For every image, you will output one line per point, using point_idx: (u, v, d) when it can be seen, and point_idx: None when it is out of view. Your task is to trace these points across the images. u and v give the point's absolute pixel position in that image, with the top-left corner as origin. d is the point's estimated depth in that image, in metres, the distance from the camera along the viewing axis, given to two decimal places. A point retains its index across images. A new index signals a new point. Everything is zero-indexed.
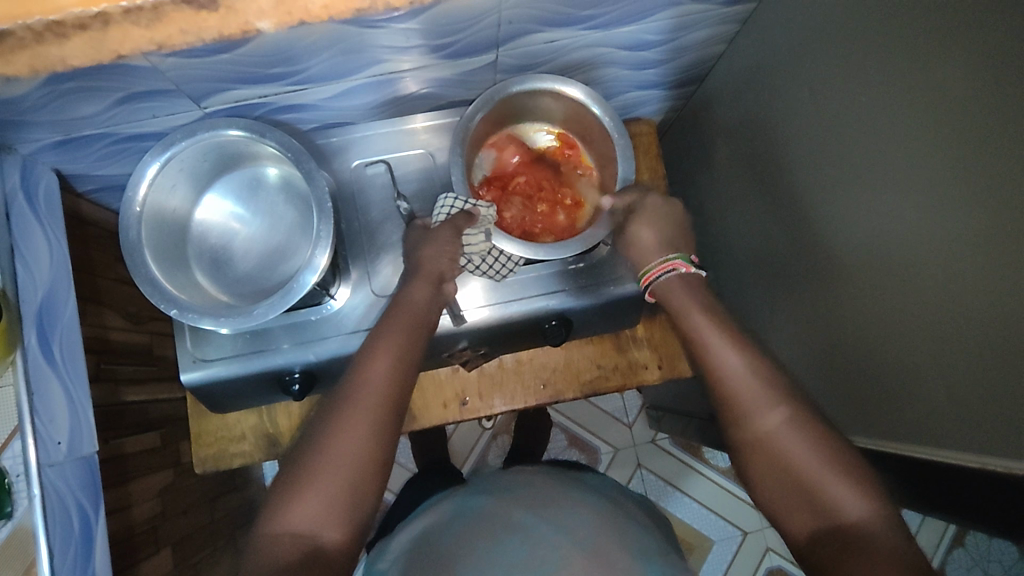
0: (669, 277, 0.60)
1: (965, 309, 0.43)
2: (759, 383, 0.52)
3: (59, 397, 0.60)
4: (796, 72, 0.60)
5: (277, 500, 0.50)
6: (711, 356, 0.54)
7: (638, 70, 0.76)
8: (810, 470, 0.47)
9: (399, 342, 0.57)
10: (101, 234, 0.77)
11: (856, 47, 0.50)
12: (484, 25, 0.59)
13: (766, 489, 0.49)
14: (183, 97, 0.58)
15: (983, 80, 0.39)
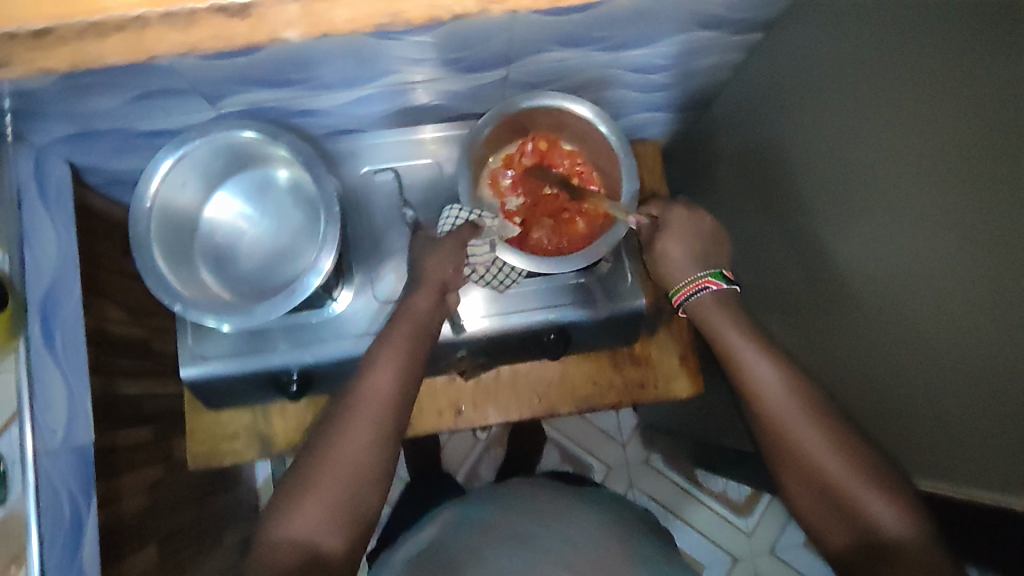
0: (702, 295, 0.60)
1: (959, 341, 0.43)
2: (786, 393, 0.53)
3: (58, 386, 0.61)
4: (799, 103, 0.61)
5: (280, 507, 0.51)
6: (744, 366, 0.55)
7: (646, 93, 0.78)
8: (842, 481, 0.49)
9: (403, 347, 0.58)
10: (107, 227, 0.78)
11: (858, 82, 0.52)
12: (496, 42, 0.60)
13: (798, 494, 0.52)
14: (198, 97, 0.60)
15: (979, 119, 0.40)
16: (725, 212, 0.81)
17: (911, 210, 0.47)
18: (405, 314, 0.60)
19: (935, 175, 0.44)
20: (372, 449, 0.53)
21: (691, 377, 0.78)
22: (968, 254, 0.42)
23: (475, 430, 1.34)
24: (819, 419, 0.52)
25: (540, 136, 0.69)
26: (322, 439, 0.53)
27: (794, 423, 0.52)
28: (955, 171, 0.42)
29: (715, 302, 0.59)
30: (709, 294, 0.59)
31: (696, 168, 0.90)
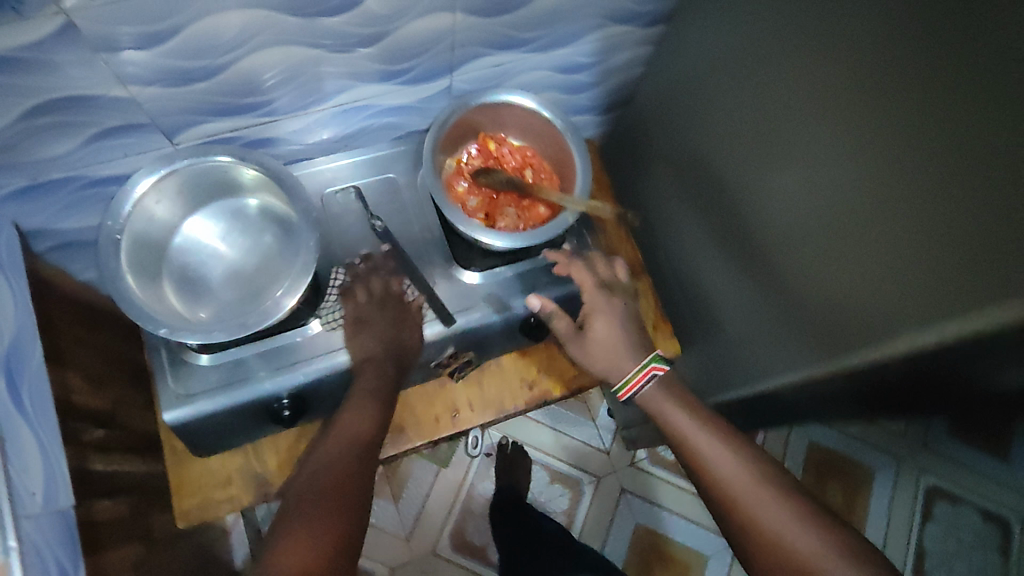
0: (652, 387, 0.65)
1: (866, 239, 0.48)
2: (745, 473, 0.58)
3: (32, 447, 0.56)
4: (704, 64, 0.66)
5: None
6: (704, 454, 0.60)
7: (572, 93, 0.85)
8: (811, 557, 0.51)
9: (370, 418, 0.62)
10: (60, 295, 0.75)
11: (749, 27, 0.58)
12: (438, 50, 0.65)
13: (767, 572, 0.53)
14: (156, 132, 0.61)
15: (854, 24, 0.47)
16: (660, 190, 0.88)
17: (802, 133, 0.53)
18: (347, 423, 0.61)
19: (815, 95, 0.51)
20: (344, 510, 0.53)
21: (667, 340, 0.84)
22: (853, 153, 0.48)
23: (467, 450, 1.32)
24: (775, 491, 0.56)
25: (489, 137, 0.73)
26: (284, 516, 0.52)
27: (751, 488, 0.56)
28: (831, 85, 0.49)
29: (665, 392, 0.65)
30: (656, 385, 0.65)
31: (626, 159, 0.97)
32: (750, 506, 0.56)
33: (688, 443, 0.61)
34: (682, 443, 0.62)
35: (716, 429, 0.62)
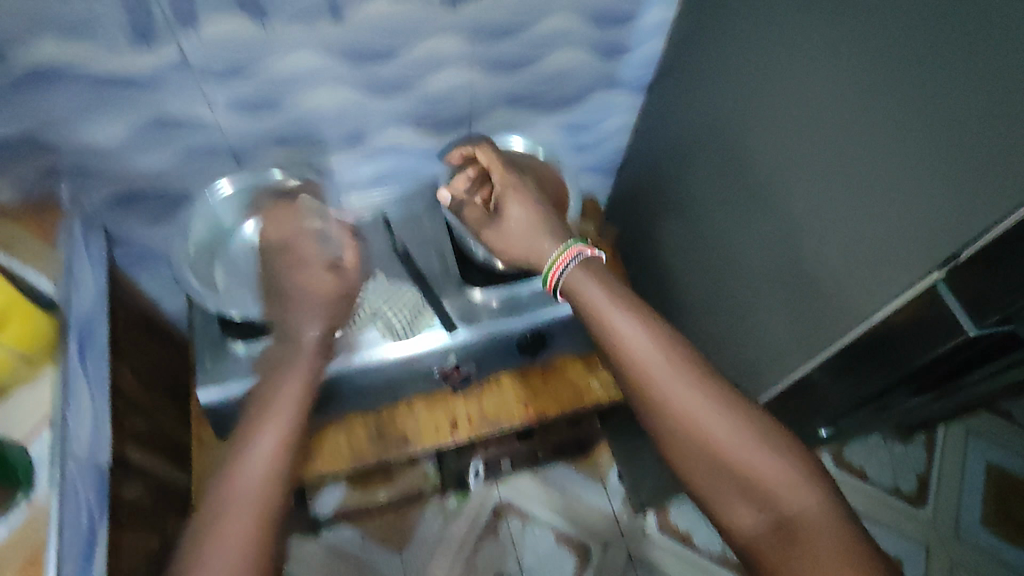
0: (572, 271, 0.65)
1: (864, 218, 0.51)
2: (658, 350, 0.59)
3: (87, 406, 0.65)
4: (715, 91, 0.70)
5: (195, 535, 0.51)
6: (656, 390, 0.58)
7: (577, 154, 0.98)
8: (728, 435, 0.56)
9: (304, 372, 0.61)
10: (129, 300, 0.87)
11: (719, 72, 0.69)
12: (456, 103, 0.79)
13: (706, 487, 0.57)
14: (228, 156, 0.75)
15: (788, 61, 0.57)
16: (654, 232, 0.94)
17: (778, 151, 0.60)
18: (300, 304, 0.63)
19: (789, 120, 0.58)
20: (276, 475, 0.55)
21: None
22: (827, 165, 0.54)
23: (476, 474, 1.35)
24: (674, 366, 0.58)
25: None
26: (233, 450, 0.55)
27: (671, 392, 0.58)
28: (793, 103, 0.57)
29: (584, 270, 0.65)
30: (578, 268, 0.65)
31: (624, 216, 1.05)
32: (668, 396, 0.58)
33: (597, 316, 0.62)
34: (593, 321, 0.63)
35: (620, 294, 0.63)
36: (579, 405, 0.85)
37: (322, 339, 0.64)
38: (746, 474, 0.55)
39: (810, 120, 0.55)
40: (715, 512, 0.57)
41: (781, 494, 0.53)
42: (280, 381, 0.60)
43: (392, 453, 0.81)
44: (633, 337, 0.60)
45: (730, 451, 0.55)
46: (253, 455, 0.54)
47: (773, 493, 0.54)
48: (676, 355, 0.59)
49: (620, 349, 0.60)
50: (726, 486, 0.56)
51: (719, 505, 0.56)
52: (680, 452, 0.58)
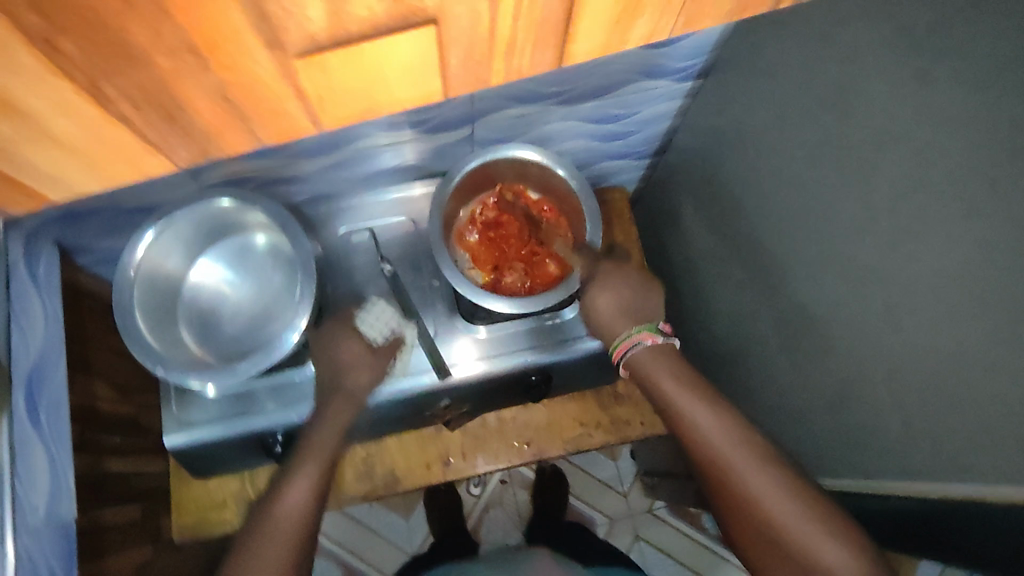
0: (638, 351, 0.62)
1: (991, 356, 0.39)
2: (736, 440, 0.56)
3: (41, 461, 0.60)
4: (798, 118, 0.53)
5: None
6: (730, 474, 0.55)
7: (606, 142, 0.81)
8: (785, 520, 0.52)
9: (320, 467, 0.60)
10: (98, 306, 0.79)
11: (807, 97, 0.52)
12: (457, 102, 0.64)
13: (768, 565, 0.54)
14: (182, 170, 0.63)
15: (911, 123, 0.41)
16: (698, 248, 0.80)
17: None
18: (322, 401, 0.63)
19: (908, 201, 0.43)
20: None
21: None
22: (957, 281, 0.40)
23: (470, 487, 1.29)
24: (748, 450, 0.55)
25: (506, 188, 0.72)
26: (242, 548, 0.56)
27: (745, 480, 0.54)
28: (908, 182, 0.42)
29: (651, 353, 0.62)
30: (644, 348, 0.62)
31: (661, 213, 0.91)
32: (740, 476, 0.54)
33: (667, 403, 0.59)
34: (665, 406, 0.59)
35: (691, 384, 0.59)
36: (582, 447, 0.79)
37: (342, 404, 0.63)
38: (807, 556, 0.51)
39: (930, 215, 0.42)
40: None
41: (840, 573, 0.49)
42: (295, 477, 0.59)
43: (380, 491, 0.76)
44: (706, 419, 0.57)
45: (794, 531, 0.52)
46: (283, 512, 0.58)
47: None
48: (753, 441, 0.55)
49: (692, 434, 0.58)
50: (786, 562, 0.52)
51: None
52: (744, 532, 0.55)
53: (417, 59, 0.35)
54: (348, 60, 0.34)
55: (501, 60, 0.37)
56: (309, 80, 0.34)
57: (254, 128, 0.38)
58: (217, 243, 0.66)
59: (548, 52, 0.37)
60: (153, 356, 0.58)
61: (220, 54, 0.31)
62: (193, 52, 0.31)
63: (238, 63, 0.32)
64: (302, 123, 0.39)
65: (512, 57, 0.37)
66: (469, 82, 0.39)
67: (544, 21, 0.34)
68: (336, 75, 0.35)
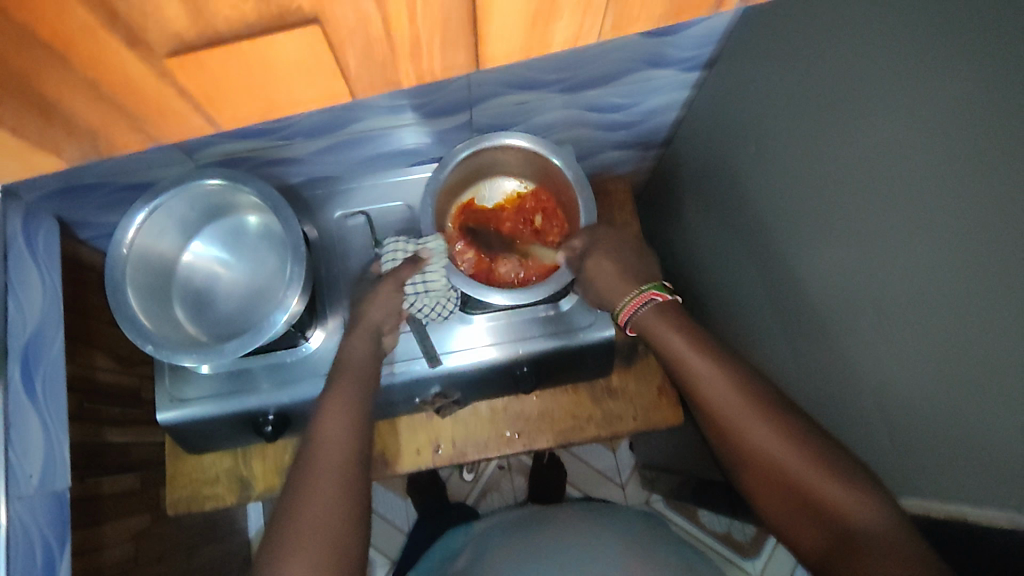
0: (645, 308, 0.60)
1: (990, 373, 0.38)
2: (734, 385, 0.53)
3: (36, 431, 0.61)
4: (809, 113, 0.52)
5: (272, 551, 0.50)
6: (720, 417, 0.53)
7: (610, 133, 0.80)
8: (791, 468, 0.49)
9: (348, 395, 0.59)
10: (98, 279, 0.80)
11: (817, 93, 0.50)
12: (454, 88, 0.63)
13: (770, 509, 0.51)
14: (177, 149, 0.63)
15: (926, 126, 0.39)
16: (702, 243, 0.79)
17: None
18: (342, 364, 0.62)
19: (914, 210, 0.41)
20: (344, 505, 0.52)
21: (670, 408, 0.78)
22: (965, 297, 0.39)
23: (465, 473, 1.29)
24: (741, 394, 0.53)
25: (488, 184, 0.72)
26: (297, 483, 0.53)
27: (741, 425, 0.52)
28: (919, 188, 0.41)
29: (655, 308, 0.60)
30: (653, 306, 0.60)
31: (666, 206, 0.89)
32: (745, 429, 0.51)
33: (671, 353, 0.57)
34: (669, 358, 0.57)
35: (694, 335, 0.57)
36: (574, 439, 0.78)
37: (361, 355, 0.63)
38: (811, 495, 0.48)
39: (929, 223, 0.40)
40: (789, 539, 0.50)
41: (856, 513, 0.45)
42: (327, 409, 0.58)
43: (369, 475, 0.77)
44: (710, 371, 0.54)
45: (805, 474, 0.48)
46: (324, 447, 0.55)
47: (848, 516, 0.46)
48: (758, 391, 0.53)
49: (697, 388, 0.55)
50: (801, 512, 0.49)
51: (785, 527, 0.50)
52: (754, 479, 0.51)
53: (305, 62, 0.35)
54: (231, 62, 0.34)
55: (403, 60, 0.37)
56: (192, 81, 0.35)
57: (146, 127, 0.38)
58: (210, 223, 0.67)
59: (452, 48, 0.37)
60: (141, 332, 0.58)
61: (88, 58, 0.31)
62: (52, 52, 0.30)
63: (118, 66, 0.32)
64: (195, 121, 0.39)
65: (411, 57, 0.37)
66: (374, 83, 0.39)
67: (435, 18, 0.34)
68: (222, 76, 0.35)
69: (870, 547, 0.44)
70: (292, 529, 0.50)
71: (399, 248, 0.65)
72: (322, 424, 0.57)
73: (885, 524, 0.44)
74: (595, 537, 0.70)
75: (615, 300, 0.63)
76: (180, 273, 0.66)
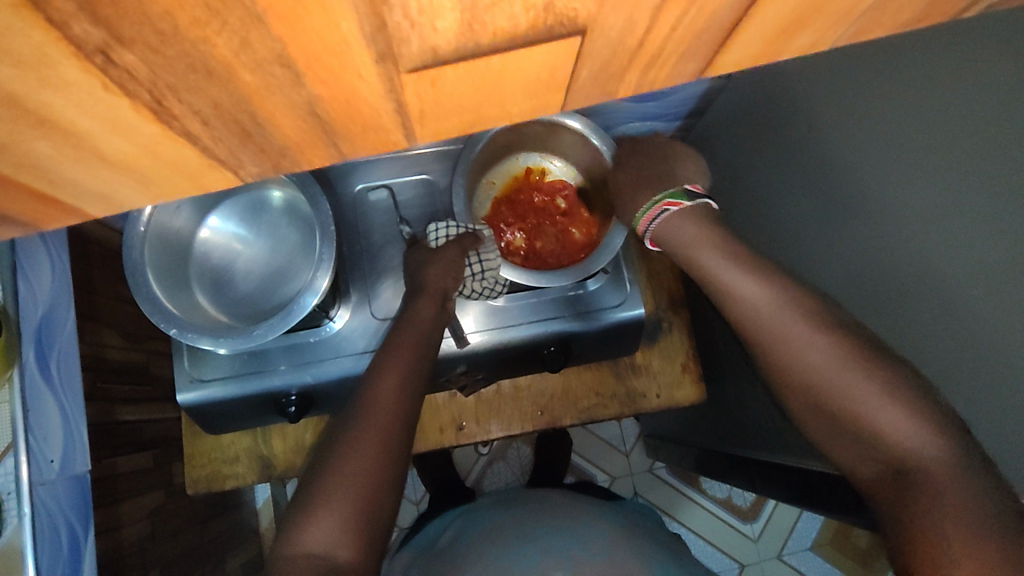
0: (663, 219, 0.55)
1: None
2: (779, 304, 0.48)
3: (54, 414, 0.59)
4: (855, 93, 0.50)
5: (297, 514, 0.48)
6: (770, 336, 0.48)
7: (639, 104, 0.77)
8: (844, 394, 0.44)
9: (409, 360, 0.56)
10: (104, 253, 0.77)
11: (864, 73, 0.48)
12: None
13: (817, 431, 0.46)
14: None
15: (981, 117, 0.39)
16: (727, 219, 0.78)
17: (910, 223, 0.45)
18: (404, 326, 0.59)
19: (960, 201, 0.41)
20: (385, 467, 0.50)
21: (693, 385, 0.78)
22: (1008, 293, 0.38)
23: (477, 446, 1.30)
24: (792, 311, 0.47)
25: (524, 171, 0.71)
26: (343, 433, 0.52)
27: (792, 345, 0.47)
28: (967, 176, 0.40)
29: (680, 218, 0.54)
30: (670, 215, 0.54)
31: None
32: (779, 345, 0.47)
33: (707, 272, 0.52)
34: (705, 276, 0.52)
35: (740, 254, 0.51)
36: (595, 417, 0.78)
37: (425, 318, 0.59)
38: (862, 424, 0.43)
39: (978, 218, 0.40)
40: (834, 462, 0.46)
41: (906, 441, 0.41)
42: (383, 371, 0.55)
43: None
44: (755, 291, 0.49)
45: (844, 395, 0.44)
46: (375, 406, 0.53)
47: (897, 445, 0.41)
48: (801, 304, 0.48)
49: (729, 301, 0.50)
50: (835, 432, 0.45)
51: (831, 448, 0.45)
52: (801, 404, 0.47)
53: (542, 77, 0.23)
54: (475, 88, 0.23)
55: (637, 71, 0.24)
56: (416, 98, 0.23)
57: (340, 144, 0.25)
58: (228, 198, 0.63)
59: (689, 60, 0.24)
60: (165, 316, 0.56)
61: (323, 70, 0.20)
62: (294, 75, 0.20)
63: (339, 73, 0.20)
64: (397, 138, 0.26)
65: (649, 67, 0.24)
66: (592, 95, 0.25)
67: (705, 30, 0.22)
68: (454, 93, 0.23)
69: (919, 484, 0.40)
70: (326, 486, 0.49)
71: (453, 226, 0.62)
72: (378, 383, 0.54)
73: (940, 455, 0.40)
74: (583, 530, 0.63)
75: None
76: (197, 252, 0.63)
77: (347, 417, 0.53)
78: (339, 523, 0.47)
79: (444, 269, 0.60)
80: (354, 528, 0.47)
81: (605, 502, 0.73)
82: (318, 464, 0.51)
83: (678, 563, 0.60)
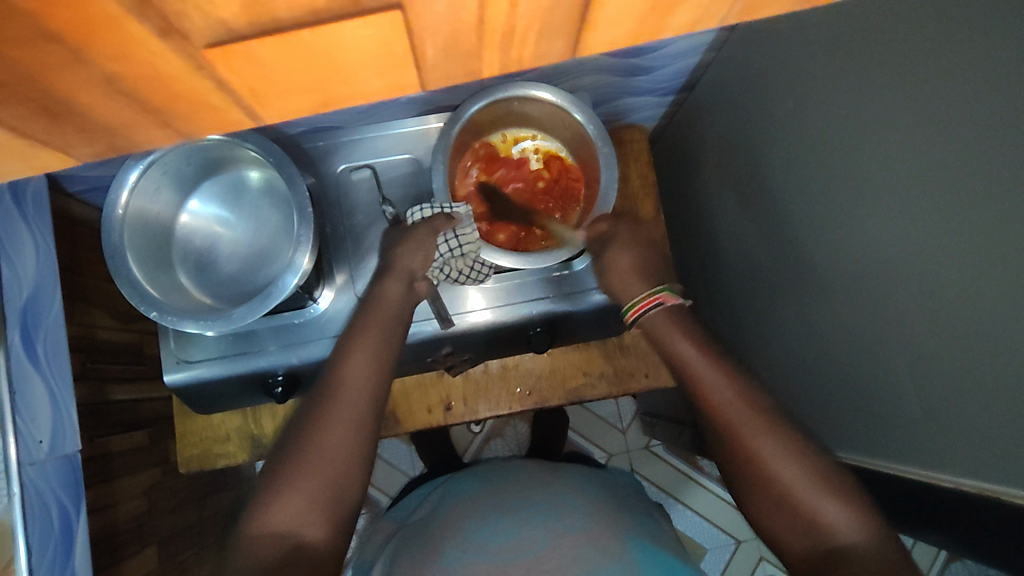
0: (656, 311, 0.58)
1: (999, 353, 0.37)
2: (744, 393, 0.51)
3: (42, 396, 0.60)
4: (840, 66, 0.48)
5: (260, 496, 0.49)
6: (730, 426, 0.50)
7: (628, 78, 0.75)
8: (792, 483, 0.46)
9: (376, 337, 0.56)
10: (90, 235, 0.77)
11: (850, 43, 0.46)
12: None
13: (757, 509, 0.48)
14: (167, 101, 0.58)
15: (957, 94, 0.37)
16: (715, 197, 0.76)
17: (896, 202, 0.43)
18: (369, 308, 0.59)
19: (938, 183, 0.39)
20: (353, 445, 0.51)
21: None
22: (982, 278, 0.37)
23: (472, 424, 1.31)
24: (755, 407, 0.50)
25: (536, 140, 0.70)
26: (309, 415, 0.52)
27: (747, 430, 0.49)
28: (942, 156, 0.39)
29: (667, 314, 0.57)
30: (662, 310, 0.57)
31: (682, 155, 0.86)
32: (741, 433, 0.49)
33: (685, 363, 0.54)
34: (681, 364, 0.55)
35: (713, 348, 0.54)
36: (583, 396, 0.78)
37: (395, 300, 0.59)
38: (804, 510, 0.45)
39: (953, 199, 0.38)
40: (770, 543, 0.48)
41: (841, 527, 0.44)
42: (351, 351, 0.55)
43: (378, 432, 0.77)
44: (716, 378, 0.52)
45: (799, 488, 0.46)
46: (346, 388, 0.53)
47: (834, 532, 0.44)
48: (762, 401, 0.50)
49: (699, 388, 0.53)
50: (789, 520, 0.46)
51: (765, 527, 0.48)
52: (745, 484, 0.49)
53: (382, 47, 0.24)
54: (301, 62, 0.24)
55: (494, 46, 0.26)
56: (240, 67, 0.24)
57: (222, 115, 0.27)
58: (207, 179, 0.63)
59: (549, 36, 0.25)
60: (147, 299, 0.56)
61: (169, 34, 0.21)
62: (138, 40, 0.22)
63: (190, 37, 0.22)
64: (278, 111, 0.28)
65: (505, 38, 0.25)
66: (453, 68, 0.27)
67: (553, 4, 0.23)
68: (276, 65, 0.24)
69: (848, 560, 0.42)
70: (294, 465, 0.49)
71: (428, 207, 0.61)
72: (346, 362, 0.54)
73: (869, 538, 0.43)
74: (560, 502, 0.64)
75: (633, 265, 0.61)
76: (179, 235, 0.63)
77: (314, 396, 0.53)
78: (303, 504, 0.47)
79: (420, 248, 0.60)
80: (319, 502, 0.48)
81: (590, 479, 0.73)
82: (287, 444, 0.51)
83: (660, 543, 0.60)
